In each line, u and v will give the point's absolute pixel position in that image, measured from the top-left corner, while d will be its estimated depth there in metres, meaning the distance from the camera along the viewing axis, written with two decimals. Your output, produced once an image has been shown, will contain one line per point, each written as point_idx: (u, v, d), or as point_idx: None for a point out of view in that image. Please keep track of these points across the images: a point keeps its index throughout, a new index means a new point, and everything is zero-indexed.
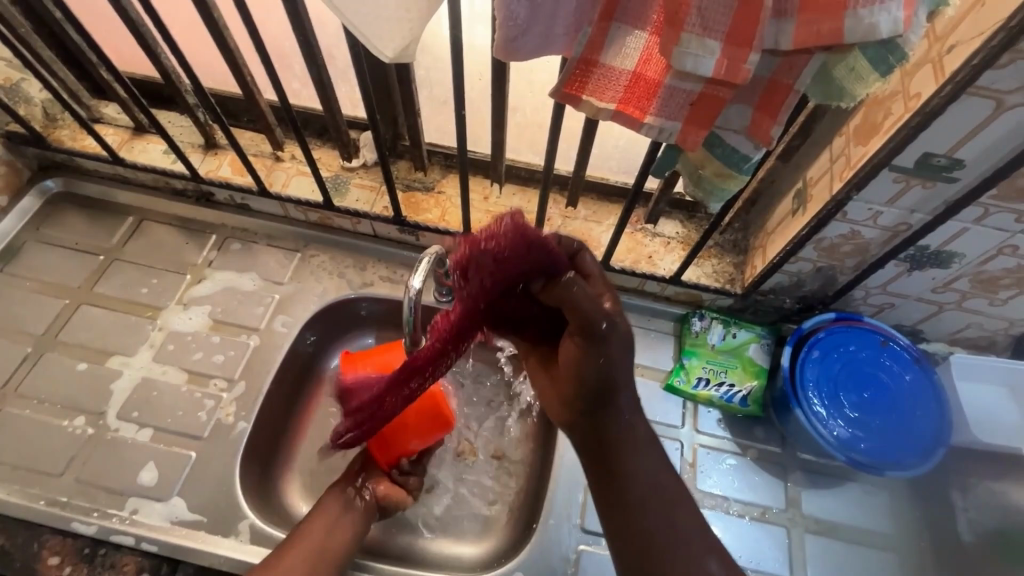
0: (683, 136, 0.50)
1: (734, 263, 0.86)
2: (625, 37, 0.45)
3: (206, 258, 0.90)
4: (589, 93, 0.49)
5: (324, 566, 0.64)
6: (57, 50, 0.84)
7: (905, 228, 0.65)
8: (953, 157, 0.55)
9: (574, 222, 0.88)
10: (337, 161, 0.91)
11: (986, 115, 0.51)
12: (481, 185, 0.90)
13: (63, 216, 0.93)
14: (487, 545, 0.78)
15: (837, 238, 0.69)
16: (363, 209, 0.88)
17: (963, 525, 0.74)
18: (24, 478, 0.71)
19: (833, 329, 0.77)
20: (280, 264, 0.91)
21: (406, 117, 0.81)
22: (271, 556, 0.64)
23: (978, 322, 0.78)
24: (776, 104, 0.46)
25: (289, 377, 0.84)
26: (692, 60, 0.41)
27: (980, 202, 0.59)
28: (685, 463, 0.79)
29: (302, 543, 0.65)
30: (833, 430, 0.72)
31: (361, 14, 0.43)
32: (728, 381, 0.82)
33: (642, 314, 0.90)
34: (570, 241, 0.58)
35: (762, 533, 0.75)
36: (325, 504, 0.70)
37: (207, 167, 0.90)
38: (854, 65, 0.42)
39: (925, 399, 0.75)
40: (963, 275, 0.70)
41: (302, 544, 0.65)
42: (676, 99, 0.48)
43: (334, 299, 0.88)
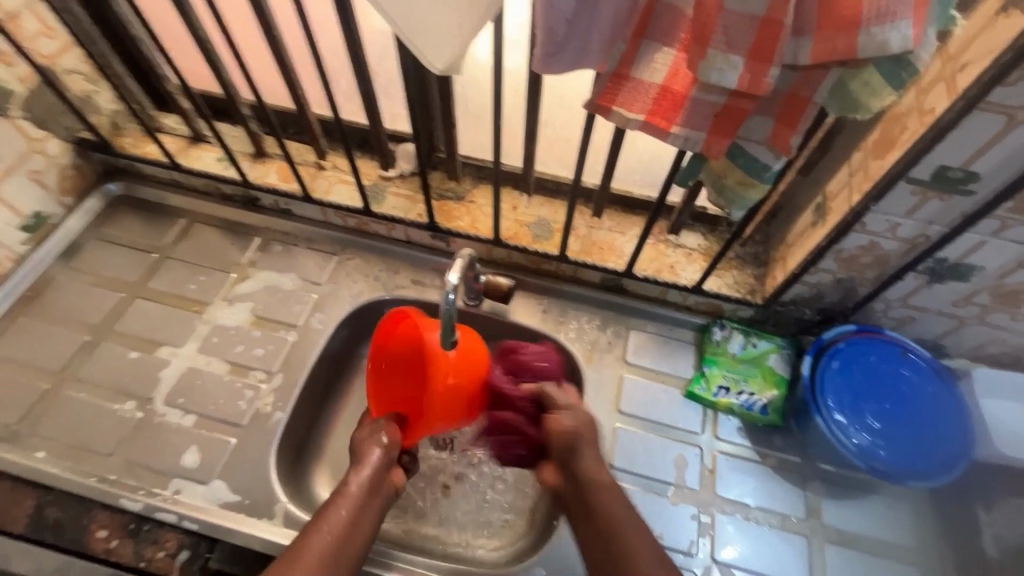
0: (707, 145, 0.54)
1: (754, 274, 0.88)
2: (655, 54, 0.50)
3: (250, 258, 0.96)
4: (620, 105, 0.54)
5: (346, 554, 0.61)
6: (128, 66, 0.92)
7: (924, 240, 0.67)
8: (969, 170, 0.57)
9: (599, 232, 0.92)
10: (375, 170, 0.97)
11: (998, 130, 0.53)
12: (511, 196, 0.95)
13: (121, 217, 1.00)
14: (508, 543, 0.80)
15: (857, 249, 0.72)
16: (398, 215, 0.93)
17: (987, 540, 0.74)
18: (78, 456, 0.76)
19: (853, 340, 0.79)
20: (318, 266, 0.96)
21: (443, 129, 0.87)
22: (294, 543, 0.60)
23: (1001, 338, 0.78)
24: (796, 116, 0.50)
25: (324, 372, 0.89)
26: (717, 73, 0.46)
27: (997, 214, 0.61)
28: (705, 469, 0.81)
29: (323, 530, 0.61)
30: (856, 439, 0.73)
31: (419, 31, 0.48)
32: (748, 390, 0.83)
33: (663, 322, 0.93)
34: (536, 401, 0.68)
35: (782, 540, 0.76)
36: (339, 503, 0.64)
37: (256, 173, 0.96)
38: (869, 80, 0.45)
39: (948, 412, 0.76)
40: (983, 289, 0.71)
41: (323, 532, 0.61)
42: (702, 110, 0.51)
43: (366, 300, 0.93)
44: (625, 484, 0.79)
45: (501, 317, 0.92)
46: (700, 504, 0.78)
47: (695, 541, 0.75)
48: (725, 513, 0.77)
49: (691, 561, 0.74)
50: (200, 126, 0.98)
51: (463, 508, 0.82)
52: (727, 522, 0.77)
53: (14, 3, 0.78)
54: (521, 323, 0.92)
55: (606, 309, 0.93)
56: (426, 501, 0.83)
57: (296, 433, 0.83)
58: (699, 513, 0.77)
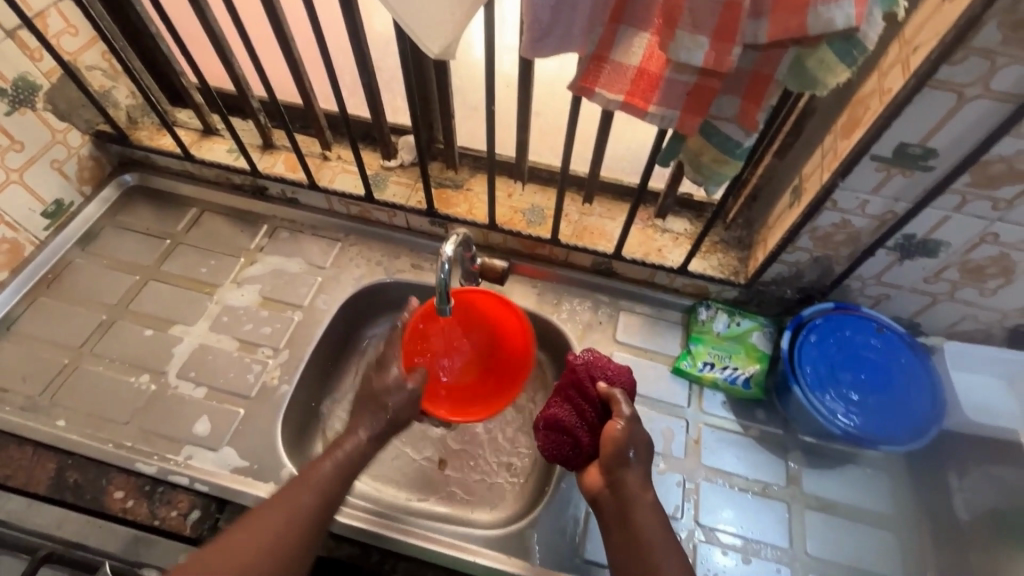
0: (682, 123, 0.59)
1: (738, 257, 0.92)
2: (632, 38, 0.55)
3: (258, 244, 1.01)
4: (601, 86, 0.58)
5: (333, 498, 0.68)
6: (145, 62, 0.97)
7: (892, 217, 0.72)
8: (927, 146, 0.62)
9: (590, 218, 0.96)
10: (377, 161, 1.02)
11: (950, 107, 0.58)
12: (506, 184, 0.99)
13: (137, 206, 1.05)
14: (502, 511, 0.84)
15: (830, 227, 0.76)
16: (399, 202, 0.98)
17: (959, 505, 0.77)
18: (96, 425, 0.80)
19: (830, 316, 0.84)
20: (323, 251, 1.01)
21: (441, 120, 0.91)
22: (286, 487, 0.67)
23: (972, 315, 0.82)
24: (760, 94, 0.54)
25: (327, 350, 0.94)
26: (686, 53, 0.50)
27: (957, 189, 0.65)
28: (690, 440, 0.84)
29: (314, 479, 0.68)
30: (832, 407, 0.77)
31: (416, 18, 0.54)
32: (732, 365, 0.87)
33: (651, 304, 0.97)
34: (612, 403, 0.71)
35: (763, 506, 0.79)
36: (331, 453, 0.71)
37: (265, 164, 1.02)
38: (824, 58, 0.50)
39: (919, 383, 0.80)
40: (951, 264, 0.75)
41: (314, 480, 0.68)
42: (676, 89, 0.56)
43: (368, 283, 0.97)
44: None
45: (497, 299, 0.97)
46: (685, 472, 0.82)
47: (680, 506, 0.79)
48: (709, 481, 0.81)
49: (676, 524, 0.78)
50: (212, 120, 1.03)
51: (460, 478, 0.87)
52: (710, 489, 0.80)
53: (41, 2, 0.84)
54: (516, 305, 0.96)
55: (597, 292, 0.98)
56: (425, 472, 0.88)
57: (301, 407, 0.88)
58: (684, 480, 0.81)
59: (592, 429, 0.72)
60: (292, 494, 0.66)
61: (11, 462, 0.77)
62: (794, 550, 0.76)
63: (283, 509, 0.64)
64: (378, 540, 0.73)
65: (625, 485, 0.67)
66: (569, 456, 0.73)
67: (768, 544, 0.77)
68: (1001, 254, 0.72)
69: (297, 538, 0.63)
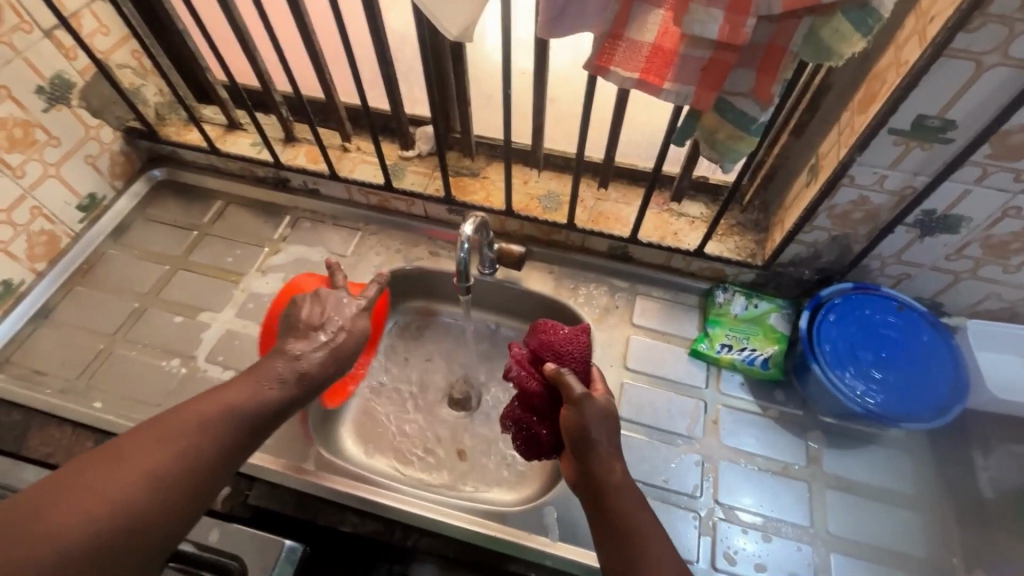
0: (697, 98, 0.59)
1: (755, 239, 0.92)
2: (647, 15, 0.56)
3: (282, 234, 1.04)
4: (617, 64, 0.59)
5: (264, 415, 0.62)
6: (173, 60, 1.01)
7: (911, 192, 0.71)
8: (945, 118, 0.62)
9: (605, 203, 0.97)
10: (395, 151, 1.04)
11: (969, 76, 0.58)
12: (522, 172, 1.01)
13: (166, 200, 1.09)
14: (521, 492, 0.86)
15: (848, 205, 0.76)
16: (417, 191, 0.99)
17: (984, 483, 0.78)
18: (131, 406, 0.84)
19: (849, 295, 0.84)
20: (344, 240, 1.03)
21: (458, 108, 0.93)
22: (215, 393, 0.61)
23: (996, 293, 0.81)
24: (775, 65, 0.55)
25: None
26: (699, 25, 0.51)
27: (976, 162, 0.65)
28: (708, 420, 0.85)
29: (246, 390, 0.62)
30: (852, 384, 0.78)
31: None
32: (750, 346, 0.87)
33: (668, 288, 0.97)
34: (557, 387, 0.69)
35: (784, 486, 0.79)
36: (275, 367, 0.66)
37: (287, 156, 1.04)
38: (839, 27, 0.51)
39: (940, 361, 0.80)
40: (973, 240, 0.75)
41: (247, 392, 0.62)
42: (691, 65, 0.57)
43: (388, 270, 1.00)
44: (632, 433, 0.84)
45: (514, 284, 0.98)
46: (704, 452, 0.82)
47: (699, 485, 0.79)
48: (728, 461, 0.81)
49: (695, 503, 0.78)
50: (237, 114, 1.06)
51: (480, 461, 0.90)
52: (730, 469, 0.80)
53: (76, 3, 0.87)
54: (532, 290, 0.97)
55: (613, 276, 0.99)
56: (445, 457, 0.91)
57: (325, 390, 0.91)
58: (702, 460, 0.81)
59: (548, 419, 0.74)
60: (194, 404, 0.58)
61: (53, 441, 0.81)
62: (816, 529, 0.76)
63: (189, 419, 0.56)
64: (380, 508, 0.75)
65: (596, 459, 0.64)
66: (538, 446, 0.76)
67: (789, 524, 0.76)
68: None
69: (227, 446, 0.58)
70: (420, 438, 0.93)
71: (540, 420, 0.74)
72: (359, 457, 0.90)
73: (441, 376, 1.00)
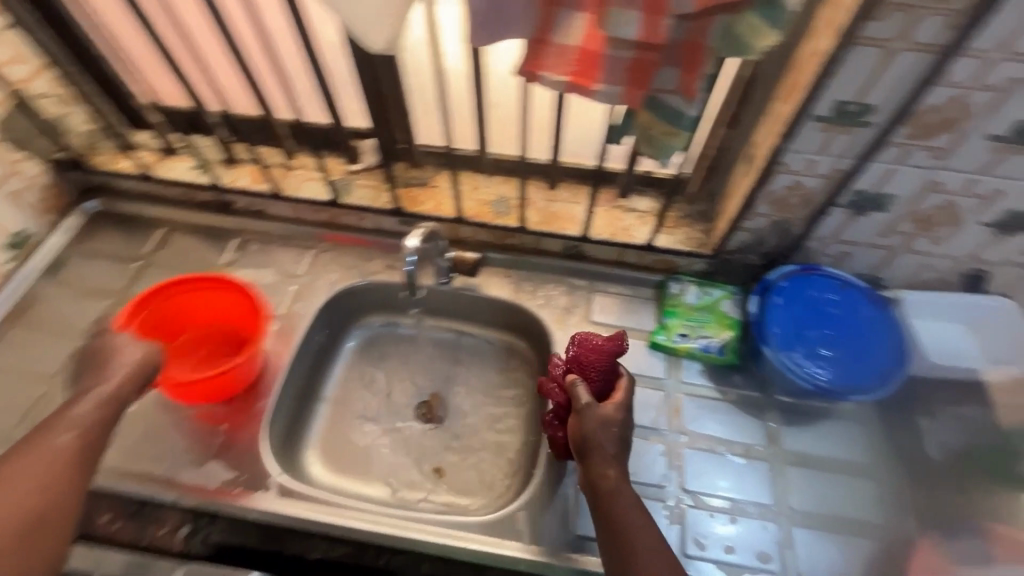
0: (626, 97, 0.60)
1: (702, 229, 0.94)
2: (571, 19, 0.56)
3: (230, 259, 1.01)
4: (546, 68, 0.60)
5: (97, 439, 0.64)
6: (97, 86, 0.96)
7: (840, 175, 0.74)
8: (863, 103, 0.65)
9: (556, 204, 0.98)
10: (342, 166, 1.02)
11: (880, 62, 0.60)
12: (471, 178, 1.00)
13: (103, 231, 1.04)
14: (495, 499, 0.87)
15: (785, 190, 0.78)
16: (366, 204, 0.99)
17: (931, 445, 0.81)
18: None
19: (794, 278, 0.87)
20: (295, 260, 1.01)
21: (399, 120, 0.92)
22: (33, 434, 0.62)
23: (928, 264, 0.85)
24: (696, 62, 0.56)
25: (309, 358, 0.95)
26: (620, 27, 0.52)
27: (897, 143, 0.68)
28: (670, 410, 0.86)
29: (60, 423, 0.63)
30: (804, 363, 0.81)
31: (356, 14, 0.56)
32: (705, 334, 0.90)
33: (624, 283, 0.98)
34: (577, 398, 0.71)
35: (746, 467, 0.81)
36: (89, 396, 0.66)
37: (229, 177, 1.02)
38: (750, 23, 0.53)
39: (884, 332, 0.83)
40: (902, 216, 0.78)
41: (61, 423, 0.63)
42: (618, 65, 0.58)
43: (343, 287, 0.98)
44: None
45: (472, 291, 0.98)
46: (668, 442, 0.84)
47: (666, 475, 0.81)
48: (692, 448, 0.83)
49: (664, 493, 0.79)
50: (172, 138, 1.03)
51: (451, 472, 0.90)
52: (694, 456, 0.82)
53: None
54: (490, 295, 0.97)
55: (570, 275, 0.99)
56: (416, 472, 0.90)
57: (286, 414, 0.88)
58: (667, 450, 0.83)
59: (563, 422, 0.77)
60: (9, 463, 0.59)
61: None
62: (779, 507, 0.78)
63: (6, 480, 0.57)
64: (349, 532, 0.74)
65: (596, 462, 0.66)
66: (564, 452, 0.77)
67: (753, 503, 0.79)
68: (947, 202, 0.75)
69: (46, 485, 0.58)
70: (389, 454, 0.92)
71: (559, 424, 0.77)
72: (326, 480, 0.89)
73: (406, 389, 0.99)
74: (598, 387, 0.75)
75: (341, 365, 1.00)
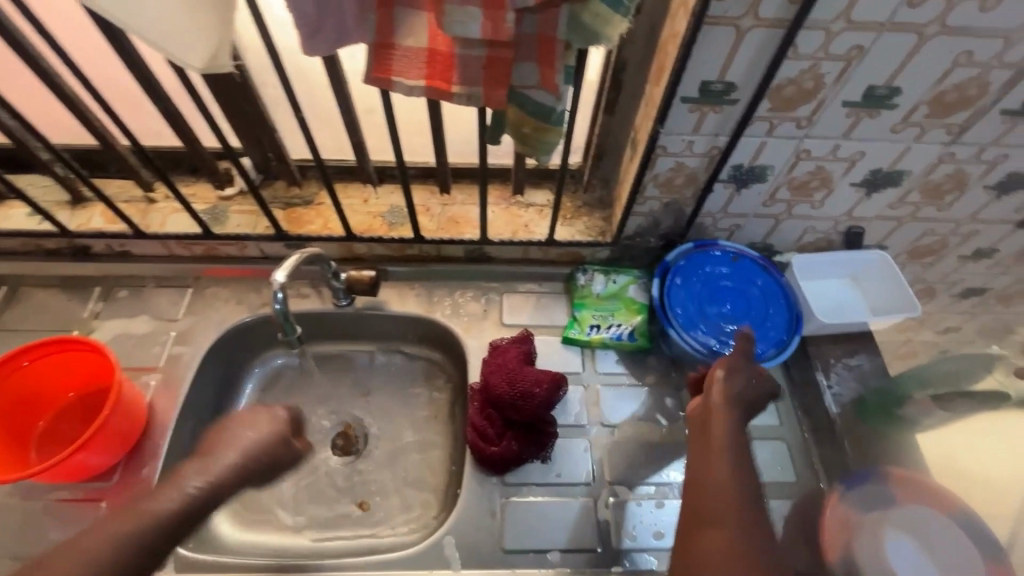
0: (489, 98, 0.56)
1: (602, 217, 0.94)
2: (412, 18, 0.52)
3: (93, 310, 0.89)
4: (397, 74, 0.55)
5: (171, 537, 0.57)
6: None
7: (717, 152, 0.75)
8: (725, 81, 0.65)
9: (452, 207, 0.94)
10: (212, 192, 0.93)
11: (733, 40, 0.60)
12: (359, 190, 0.94)
13: None
14: (424, 525, 0.83)
15: (669, 172, 0.78)
16: (245, 232, 0.90)
17: (830, 400, 0.84)
18: None
19: (691, 256, 0.88)
20: (173, 302, 0.91)
21: (266, 137, 0.84)
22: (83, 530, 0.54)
23: (811, 226, 0.89)
24: (551, 55, 0.54)
25: (201, 408, 0.86)
26: (460, 26, 0.48)
27: (763, 116, 0.69)
28: (588, 403, 0.85)
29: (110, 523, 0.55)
30: (707, 339, 0.83)
31: (161, 33, 0.49)
32: (615, 322, 0.89)
33: (533, 280, 0.96)
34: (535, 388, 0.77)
35: (667, 449, 0.82)
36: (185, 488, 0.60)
37: (78, 221, 0.89)
38: (597, 11, 0.51)
39: (777, 300, 0.87)
40: (780, 185, 0.81)
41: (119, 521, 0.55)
42: (471, 66, 0.54)
43: (232, 325, 0.89)
44: None
45: (376, 310, 0.92)
46: (591, 435, 0.83)
47: (591, 470, 0.80)
48: (615, 439, 0.83)
49: (591, 489, 0.79)
50: None
51: (375, 505, 0.85)
52: (617, 447, 0.82)
53: None
54: (396, 312, 0.92)
55: (476, 279, 0.95)
56: (339, 512, 0.84)
57: (178, 476, 0.80)
58: (590, 445, 0.82)
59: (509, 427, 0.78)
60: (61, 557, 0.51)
61: None
62: None
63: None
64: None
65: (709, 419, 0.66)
66: (474, 445, 0.78)
67: (676, 484, 0.80)
68: (817, 168, 0.78)
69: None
70: (307, 497, 0.85)
71: (505, 430, 0.78)
72: (237, 538, 0.81)
73: (319, 423, 0.92)
74: (546, 392, 0.77)
75: (243, 408, 0.92)
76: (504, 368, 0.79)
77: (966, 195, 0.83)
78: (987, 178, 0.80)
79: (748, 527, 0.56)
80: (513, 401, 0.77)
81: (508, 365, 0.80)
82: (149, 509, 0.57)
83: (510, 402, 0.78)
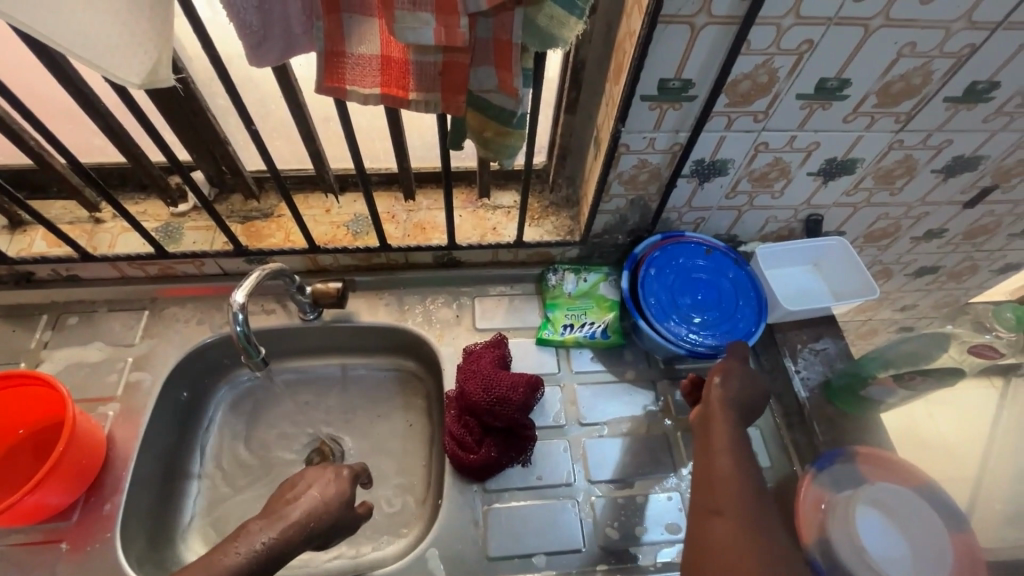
0: (447, 104, 0.56)
1: (569, 216, 0.94)
2: (361, 25, 0.50)
3: (41, 340, 0.85)
4: (350, 82, 0.53)
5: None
6: None
7: (678, 148, 0.76)
8: (683, 78, 0.65)
9: (418, 213, 0.92)
10: (164, 209, 0.89)
11: (688, 38, 0.61)
12: (321, 200, 0.92)
13: None
14: (406, 538, 0.82)
15: (633, 170, 0.79)
16: (202, 249, 0.86)
17: (799, 385, 0.87)
18: None
19: (665, 247, 0.89)
20: (128, 326, 0.87)
21: (218, 150, 0.81)
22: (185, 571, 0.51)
23: (772, 216, 0.91)
24: (508, 59, 0.52)
25: (165, 435, 0.82)
26: (412, 33, 0.47)
27: (720, 112, 0.70)
28: (566, 403, 0.85)
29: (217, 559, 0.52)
30: (677, 331, 0.84)
31: (91, 48, 0.46)
32: (588, 321, 0.90)
33: (504, 282, 0.95)
34: (513, 394, 0.76)
35: (645, 444, 0.83)
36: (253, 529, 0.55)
37: (18, 246, 0.84)
38: (552, 13, 0.50)
39: (746, 290, 0.88)
40: (741, 177, 0.82)
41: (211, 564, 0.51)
42: (426, 72, 0.53)
43: (193, 346, 0.86)
44: None
45: (346, 322, 0.90)
46: (570, 435, 0.83)
47: (572, 471, 0.80)
48: (594, 437, 0.83)
49: (573, 489, 0.79)
50: None
51: None
52: (596, 445, 0.82)
53: None
54: (366, 323, 0.90)
55: (446, 285, 0.94)
56: None
57: (144, 508, 0.76)
58: (569, 445, 0.82)
59: (488, 433, 0.77)
60: None
61: None
62: (680, 473, 0.81)
63: None
64: None
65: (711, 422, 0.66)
66: (453, 453, 0.77)
67: (656, 478, 0.80)
68: (775, 159, 0.79)
69: None
70: None
71: (484, 436, 0.77)
72: None
73: (292, 441, 0.89)
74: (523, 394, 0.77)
75: (212, 430, 0.89)
76: (479, 373, 0.78)
77: (916, 179, 0.86)
78: (934, 163, 0.83)
79: (754, 514, 0.55)
80: (490, 407, 0.76)
81: (482, 370, 0.78)
82: (217, 563, 0.51)
83: (486, 408, 0.76)
